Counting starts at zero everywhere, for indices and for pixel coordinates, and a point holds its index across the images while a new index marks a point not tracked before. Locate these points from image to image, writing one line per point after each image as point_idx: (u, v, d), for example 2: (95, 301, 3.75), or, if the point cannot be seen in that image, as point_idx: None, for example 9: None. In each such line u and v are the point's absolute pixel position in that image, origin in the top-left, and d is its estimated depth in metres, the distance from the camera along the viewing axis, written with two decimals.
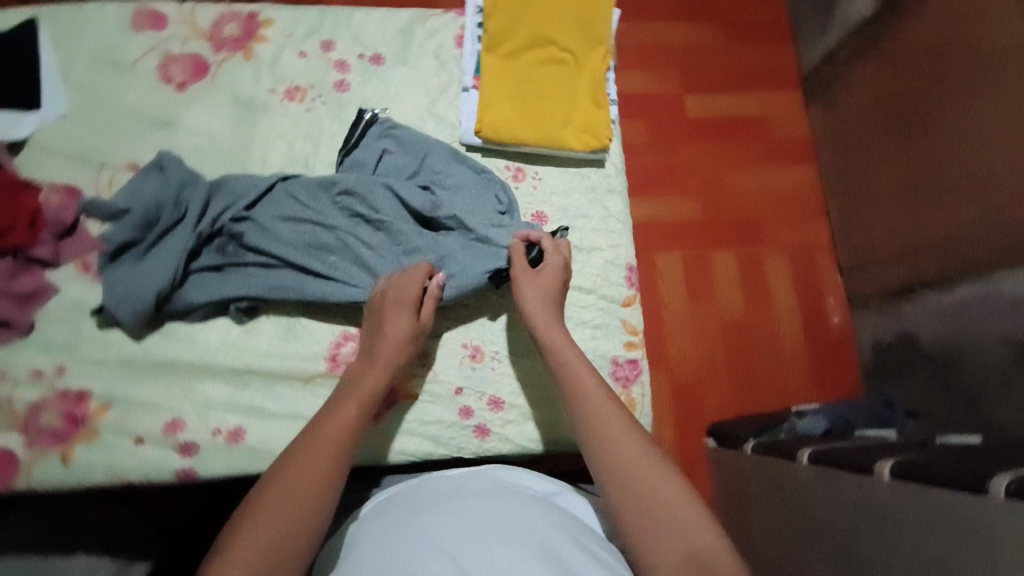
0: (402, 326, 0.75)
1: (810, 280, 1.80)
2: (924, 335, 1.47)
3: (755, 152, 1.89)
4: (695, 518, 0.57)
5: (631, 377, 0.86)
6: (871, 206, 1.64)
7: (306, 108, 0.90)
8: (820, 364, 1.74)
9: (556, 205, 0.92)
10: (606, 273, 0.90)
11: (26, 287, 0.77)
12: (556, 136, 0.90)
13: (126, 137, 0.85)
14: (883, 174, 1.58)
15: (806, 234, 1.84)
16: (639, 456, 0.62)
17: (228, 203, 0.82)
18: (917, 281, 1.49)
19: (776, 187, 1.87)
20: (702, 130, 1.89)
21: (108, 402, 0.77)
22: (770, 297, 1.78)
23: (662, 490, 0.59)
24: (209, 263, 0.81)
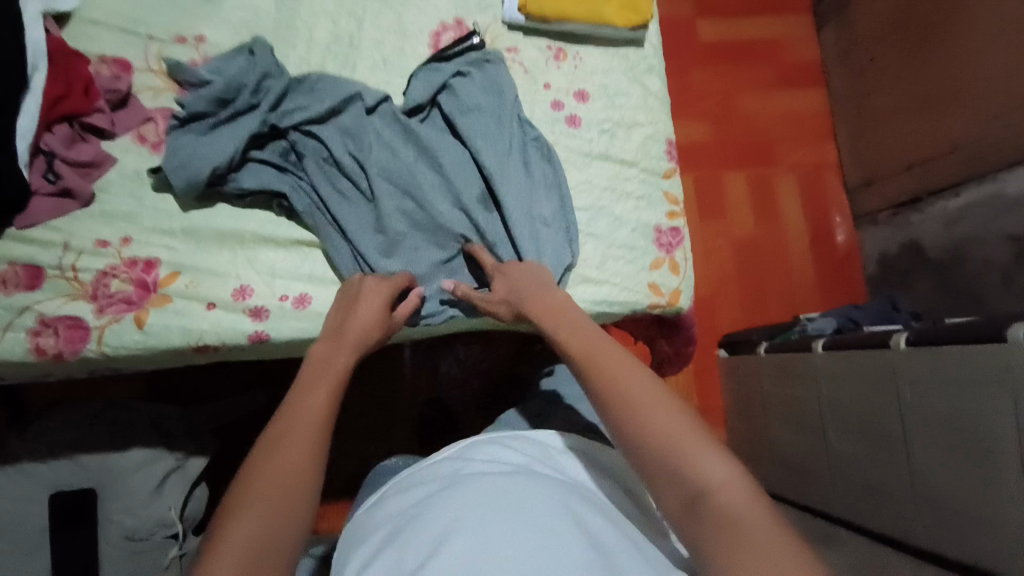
0: (371, 313, 0.74)
1: (819, 202, 1.84)
2: (929, 242, 1.53)
3: (768, 74, 1.90)
4: (694, 451, 0.53)
5: (673, 243, 0.90)
6: (881, 123, 1.67)
7: None
8: (825, 289, 1.79)
9: (596, 83, 0.94)
10: (647, 147, 0.93)
11: (83, 154, 0.78)
12: (599, 11, 0.90)
13: (172, 10, 0.84)
14: (894, 91, 1.61)
15: (815, 155, 1.88)
16: (628, 391, 0.58)
17: (305, 104, 0.81)
18: (926, 191, 1.54)
19: (786, 111, 1.89)
20: (715, 53, 1.89)
21: (177, 270, 0.79)
22: (779, 217, 1.82)
23: (654, 422, 0.55)
24: (270, 159, 0.81)
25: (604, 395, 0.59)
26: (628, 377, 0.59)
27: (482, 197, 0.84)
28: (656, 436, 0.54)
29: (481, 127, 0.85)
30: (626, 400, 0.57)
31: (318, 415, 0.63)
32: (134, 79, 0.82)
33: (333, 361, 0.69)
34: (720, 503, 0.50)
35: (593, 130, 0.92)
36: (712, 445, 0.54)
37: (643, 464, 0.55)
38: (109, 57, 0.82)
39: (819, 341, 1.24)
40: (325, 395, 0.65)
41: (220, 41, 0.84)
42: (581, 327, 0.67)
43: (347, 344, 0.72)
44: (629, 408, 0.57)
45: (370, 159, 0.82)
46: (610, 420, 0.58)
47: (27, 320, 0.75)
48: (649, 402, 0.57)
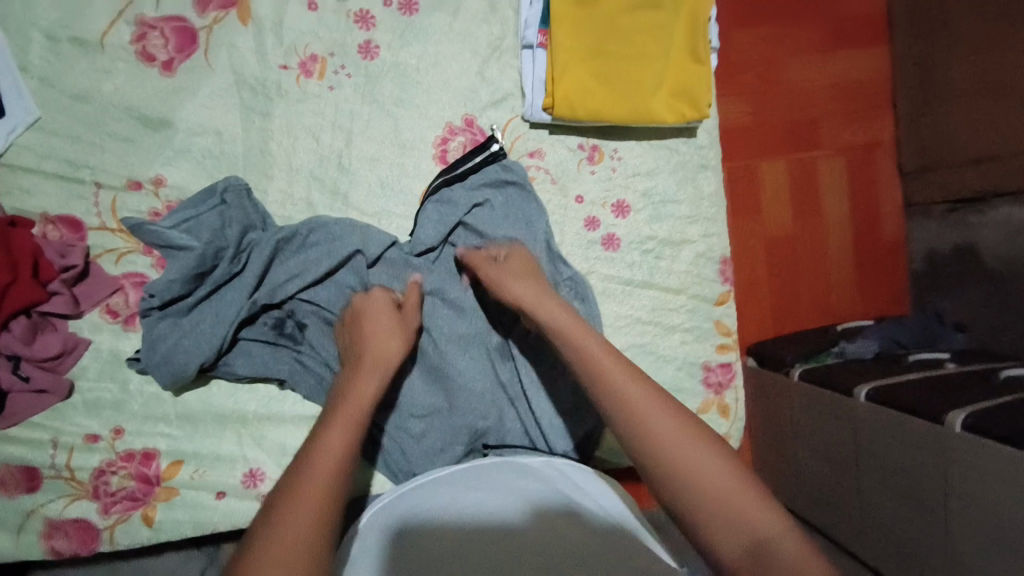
0: (393, 345, 0.62)
1: (868, 189, 1.43)
2: (985, 249, 1.19)
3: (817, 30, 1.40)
4: (739, 494, 0.46)
5: (724, 383, 0.80)
6: (950, 99, 1.25)
7: (328, 85, 0.71)
8: (870, 282, 1.43)
9: (638, 190, 0.78)
10: (698, 268, 0.80)
11: (50, 347, 0.67)
12: (644, 107, 0.72)
13: (120, 145, 0.68)
14: (970, 54, 1.18)
15: (868, 133, 1.43)
16: (669, 439, 0.49)
17: (296, 268, 0.69)
18: (991, 189, 1.17)
19: (843, 77, 1.41)
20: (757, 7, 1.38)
21: (180, 458, 0.72)
22: (824, 211, 1.41)
23: (698, 462, 0.48)
24: (263, 337, 0.70)
25: (644, 443, 0.50)
26: (665, 421, 0.51)
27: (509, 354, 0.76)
28: (699, 480, 0.47)
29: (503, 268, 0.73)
30: (671, 444, 0.49)
31: (336, 451, 0.52)
32: (89, 242, 0.69)
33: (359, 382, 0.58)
34: (783, 554, 0.43)
35: (634, 252, 0.78)
36: (757, 486, 0.47)
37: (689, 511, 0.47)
38: (55, 215, 0.68)
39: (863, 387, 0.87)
40: (344, 426, 0.54)
41: (183, 181, 0.69)
42: (604, 347, 0.56)
43: (369, 355, 0.61)
44: (673, 457, 0.49)
45: None
46: (650, 453, 0.49)
47: (36, 523, 0.69)
48: (691, 443, 0.49)
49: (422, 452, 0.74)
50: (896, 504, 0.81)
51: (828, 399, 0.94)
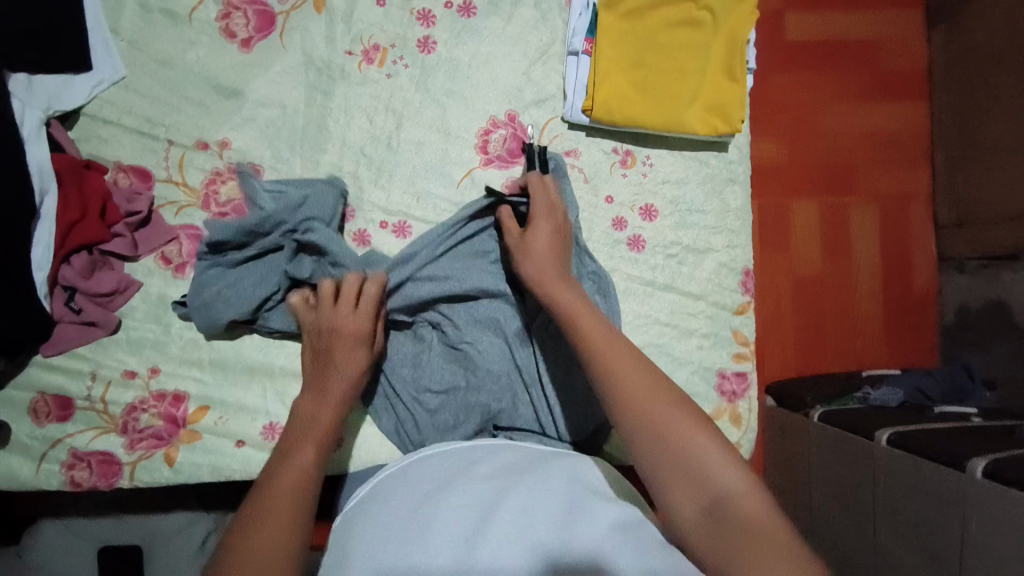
0: (355, 362, 0.67)
1: (900, 234, 1.43)
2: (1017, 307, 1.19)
3: (855, 82, 1.43)
4: (708, 455, 0.52)
5: (737, 392, 0.80)
6: (987, 158, 1.26)
7: (387, 73, 0.77)
8: (897, 326, 1.42)
9: (667, 197, 0.81)
10: (720, 277, 0.82)
11: (104, 284, 0.73)
12: (679, 117, 0.76)
13: (193, 109, 0.75)
14: (1005, 118, 1.20)
15: (903, 182, 1.44)
16: (650, 406, 0.56)
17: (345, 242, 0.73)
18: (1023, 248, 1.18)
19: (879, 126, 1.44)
20: (798, 55, 1.42)
21: (206, 404, 0.75)
22: (852, 253, 1.41)
23: (670, 428, 0.54)
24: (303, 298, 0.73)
25: (623, 406, 0.56)
26: (645, 394, 0.57)
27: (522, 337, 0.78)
28: (671, 442, 0.53)
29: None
30: (646, 415, 0.55)
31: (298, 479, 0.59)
32: (155, 193, 0.74)
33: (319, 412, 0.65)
34: (739, 509, 0.48)
35: (658, 255, 0.81)
36: (726, 450, 0.53)
37: (656, 470, 0.53)
38: (128, 165, 0.74)
39: (885, 432, 0.91)
40: (309, 457, 0.61)
41: (245, 146, 0.75)
42: (595, 320, 0.63)
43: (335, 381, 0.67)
44: (648, 421, 0.55)
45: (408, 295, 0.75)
46: (628, 418, 0.56)
47: (61, 453, 0.73)
48: (667, 410, 0.55)
49: (433, 425, 0.76)
50: None
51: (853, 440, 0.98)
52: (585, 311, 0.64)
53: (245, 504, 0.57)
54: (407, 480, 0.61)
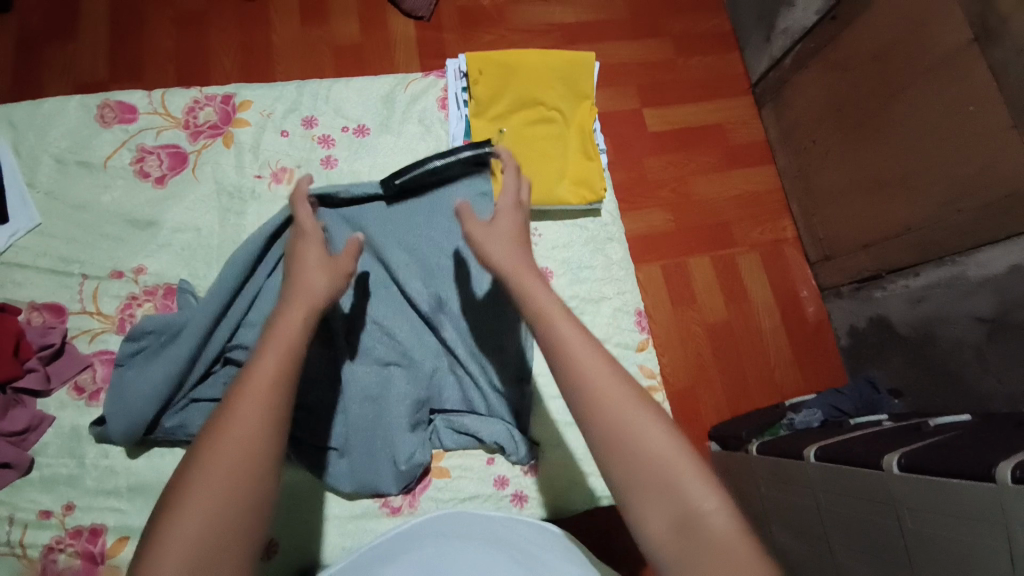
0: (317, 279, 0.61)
1: (784, 274, 1.53)
2: (895, 319, 1.27)
3: (716, 157, 1.59)
4: (687, 477, 0.47)
5: None
6: (830, 203, 1.41)
7: (294, 189, 0.88)
8: (804, 351, 1.49)
9: (559, 259, 0.93)
10: (617, 319, 0.92)
11: (17, 422, 0.71)
12: (552, 192, 0.91)
13: (109, 242, 0.80)
14: (840, 164, 1.35)
15: (780, 228, 1.56)
16: (624, 418, 0.49)
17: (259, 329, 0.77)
18: (885, 270, 1.27)
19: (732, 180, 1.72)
20: (666, 138, 1.58)
21: (127, 534, 0.72)
22: (749, 295, 1.50)
23: (644, 440, 0.48)
24: (219, 395, 0.75)
25: (597, 418, 0.50)
26: (617, 394, 0.51)
27: (454, 323, 0.85)
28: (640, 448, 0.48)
29: (431, 250, 0.86)
30: (615, 410, 0.50)
31: (273, 377, 0.51)
32: (69, 325, 0.77)
33: (286, 317, 0.57)
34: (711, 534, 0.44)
35: None
36: (703, 469, 0.48)
37: (634, 483, 0.48)
38: (42, 303, 0.77)
39: (810, 449, 0.93)
40: (277, 357, 0.53)
41: (162, 269, 0.80)
42: (551, 299, 0.59)
43: (299, 295, 0.60)
44: (622, 430, 0.49)
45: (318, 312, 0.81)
46: (592, 401, 0.51)
47: None
48: (643, 421, 0.49)
49: (374, 433, 0.79)
50: (861, 563, 0.80)
51: (786, 467, 0.97)
52: (541, 294, 0.59)
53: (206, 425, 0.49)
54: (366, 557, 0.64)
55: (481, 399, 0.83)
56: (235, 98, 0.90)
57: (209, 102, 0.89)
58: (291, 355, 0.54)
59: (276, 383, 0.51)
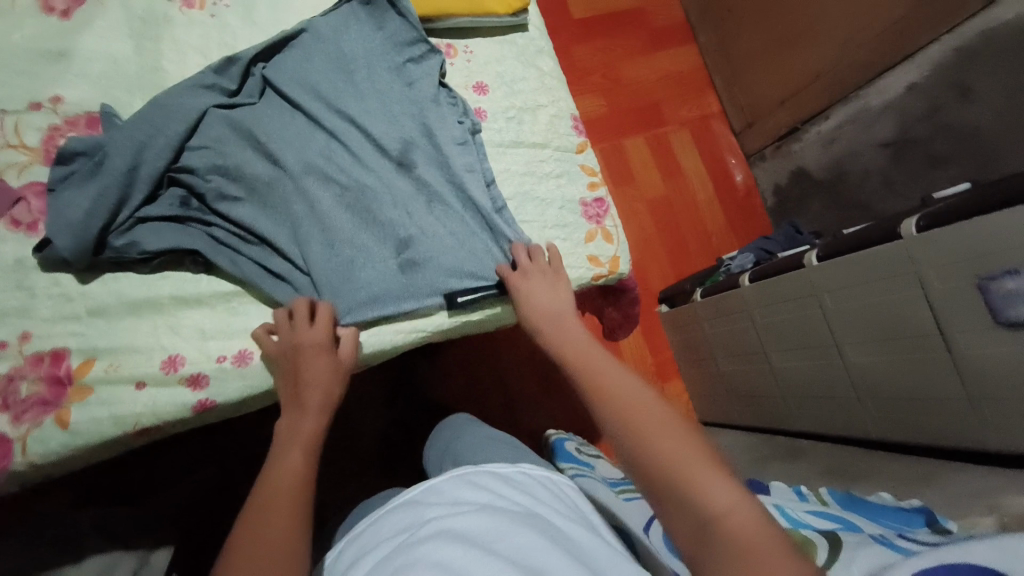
0: (324, 366, 0.71)
1: (711, 145, 1.89)
2: (811, 165, 1.64)
3: (642, 40, 1.91)
4: (701, 474, 0.47)
5: (600, 214, 0.94)
6: (749, 71, 1.77)
7: (210, 15, 0.84)
8: (735, 213, 1.85)
9: (492, 73, 0.96)
10: (555, 126, 0.96)
11: None
12: (481, 3, 0.92)
13: (23, 78, 0.76)
14: (752, 36, 1.73)
15: (699, 106, 1.92)
16: (645, 428, 0.52)
17: (208, 154, 0.77)
18: (802, 120, 1.64)
19: (663, 69, 1.91)
20: (590, 29, 1.87)
21: (92, 356, 0.71)
22: (680, 164, 1.84)
23: (655, 438, 0.51)
24: (169, 213, 0.75)
25: (610, 418, 0.55)
26: (633, 412, 0.55)
27: (425, 161, 0.87)
28: (661, 455, 0.49)
29: (377, 85, 0.88)
30: (635, 437, 0.52)
31: (299, 473, 0.62)
32: None
33: (303, 422, 0.68)
34: (726, 528, 0.43)
35: (499, 120, 0.94)
36: (719, 467, 0.48)
37: (634, 475, 0.51)
38: None
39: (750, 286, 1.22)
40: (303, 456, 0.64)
41: (81, 98, 0.76)
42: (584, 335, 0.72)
43: (314, 399, 0.69)
44: (638, 442, 0.51)
45: (284, 140, 0.80)
46: (613, 419, 0.55)
47: None
48: (651, 420, 0.53)
49: (337, 257, 0.80)
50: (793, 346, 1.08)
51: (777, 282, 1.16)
52: (569, 336, 0.72)
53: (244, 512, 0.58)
54: (381, 540, 0.60)
55: (459, 222, 0.86)
56: None
57: None
58: (309, 456, 0.65)
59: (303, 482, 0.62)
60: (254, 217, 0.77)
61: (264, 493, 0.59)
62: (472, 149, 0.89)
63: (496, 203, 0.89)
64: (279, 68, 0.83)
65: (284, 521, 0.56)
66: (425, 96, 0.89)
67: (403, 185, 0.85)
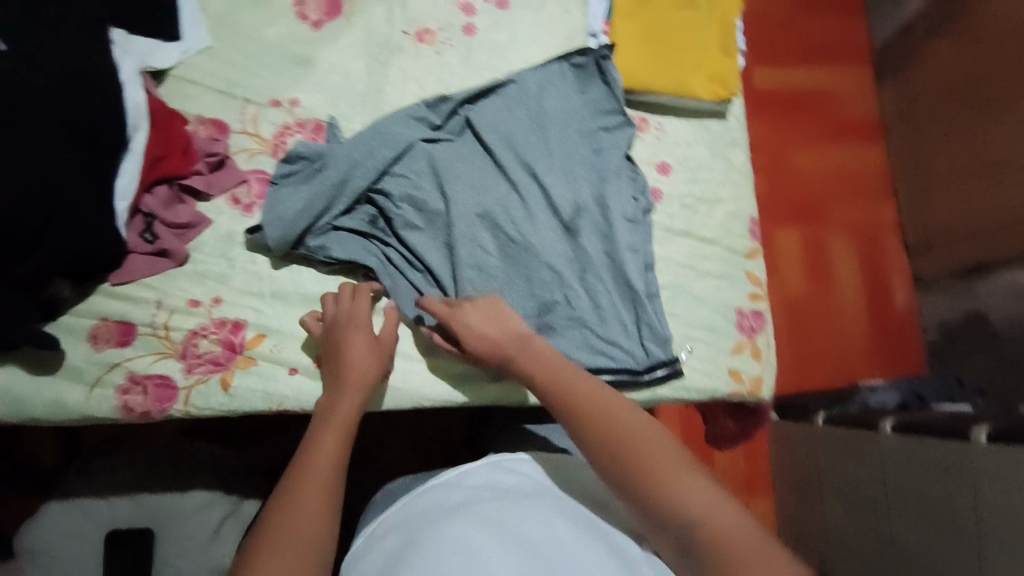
0: (359, 348, 0.73)
1: (874, 257, 1.71)
2: (995, 314, 1.41)
3: (822, 129, 1.78)
4: (704, 508, 0.55)
5: (755, 327, 0.90)
6: (940, 186, 1.58)
7: (436, 50, 0.91)
8: (884, 339, 1.66)
9: (679, 156, 0.94)
10: (731, 225, 0.92)
11: (180, 216, 0.79)
12: (686, 84, 0.90)
13: (270, 75, 0.86)
14: (949, 151, 1.54)
15: (871, 213, 1.74)
16: (653, 475, 0.57)
17: (405, 184, 0.83)
18: (988, 257, 1.43)
19: (838, 165, 1.76)
20: (768, 106, 1.77)
21: (265, 332, 0.79)
22: (833, 269, 1.69)
23: (666, 482, 0.57)
24: (359, 227, 0.82)
25: (609, 464, 0.60)
26: (638, 445, 0.60)
27: (591, 228, 0.88)
28: (675, 503, 0.56)
29: (567, 148, 0.90)
30: (647, 475, 0.58)
31: (332, 449, 0.67)
32: (230, 141, 0.83)
33: (340, 402, 0.71)
34: (732, 561, 0.52)
35: (675, 205, 0.92)
36: (722, 497, 0.56)
37: (642, 514, 0.57)
38: (206, 118, 0.83)
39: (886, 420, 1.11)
40: (337, 437, 0.69)
41: (313, 105, 0.86)
42: (574, 367, 0.68)
43: (352, 380, 0.72)
44: (647, 483, 0.57)
45: (469, 183, 0.85)
46: (609, 464, 0.60)
47: (117, 376, 0.75)
48: (658, 461, 0.58)
49: None
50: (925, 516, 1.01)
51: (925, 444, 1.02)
52: (568, 370, 0.67)
53: (275, 494, 0.64)
54: (409, 518, 0.66)
55: (609, 298, 0.86)
56: None
57: None
58: (344, 439, 0.69)
59: (336, 463, 0.67)
60: (427, 249, 0.82)
61: (299, 467, 0.65)
62: (641, 229, 0.89)
63: (649, 289, 0.88)
64: (484, 113, 0.88)
65: (317, 498, 0.63)
66: (608, 169, 0.90)
67: (566, 250, 0.87)
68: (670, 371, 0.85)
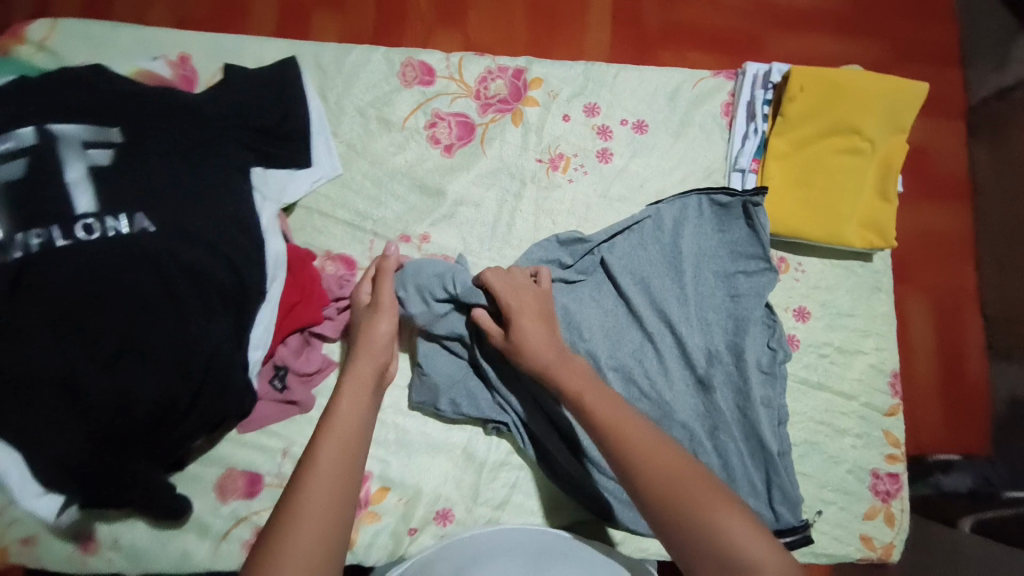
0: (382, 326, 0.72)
1: (952, 320, 1.12)
2: None
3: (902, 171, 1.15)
4: (756, 547, 0.53)
5: (891, 492, 0.85)
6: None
7: (569, 179, 0.86)
8: (956, 410, 1.09)
9: (817, 301, 0.88)
10: (870, 378, 0.88)
11: (311, 363, 0.76)
12: (839, 233, 0.83)
13: (400, 207, 0.82)
14: None
15: (945, 271, 1.14)
16: (703, 514, 0.55)
17: None
18: None
19: (929, 228, 1.15)
20: None
21: (388, 485, 0.78)
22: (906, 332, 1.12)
23: (722, 524, 0.54)
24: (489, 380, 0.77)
25: (660, 501, 0.57)
26: (684, 482, 0.57)
27: (727, 381, 0.82)
28: (728, 546, 0.53)
29: (703, 292, 0.84)
30: (696, 511, 0.55)
31: (349, 428, 0.64)
32: (359, 280, 0.80)
33: (355, 373, 0.68)
34: None
35: (811, 354, 0.87)
36: (771, 540, 0.54)
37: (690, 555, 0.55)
38: (336, 254, 0.80)
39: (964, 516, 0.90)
40: (336, 445, 0.62)
41: (444, 241, 0.82)
42: (615, 399, 0.65)
43: (370, 351, 0.70)
44: (699, 519, 0.55)
45: (603, 333, 0.81)
46: (654, 497, 0.57)
47: (242, 531, 0.74)
48: (711, 503, 0.56)
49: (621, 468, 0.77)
50: None
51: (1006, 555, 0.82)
52: (608, 398, 0.65)
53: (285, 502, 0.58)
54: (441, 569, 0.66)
55: (740, 463, 0.80)
56: (527, 74, 0.87)
57: (501, 74, 0.87)
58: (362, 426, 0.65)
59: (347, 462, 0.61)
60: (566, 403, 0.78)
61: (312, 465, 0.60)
62: (777, 383, 0.83)
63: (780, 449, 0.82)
64: (617, 254, 0.83)
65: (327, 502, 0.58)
66: (745, 316, 0.83)
67: (696, 405, 0.81)
68: (796, 537, 0.79)
